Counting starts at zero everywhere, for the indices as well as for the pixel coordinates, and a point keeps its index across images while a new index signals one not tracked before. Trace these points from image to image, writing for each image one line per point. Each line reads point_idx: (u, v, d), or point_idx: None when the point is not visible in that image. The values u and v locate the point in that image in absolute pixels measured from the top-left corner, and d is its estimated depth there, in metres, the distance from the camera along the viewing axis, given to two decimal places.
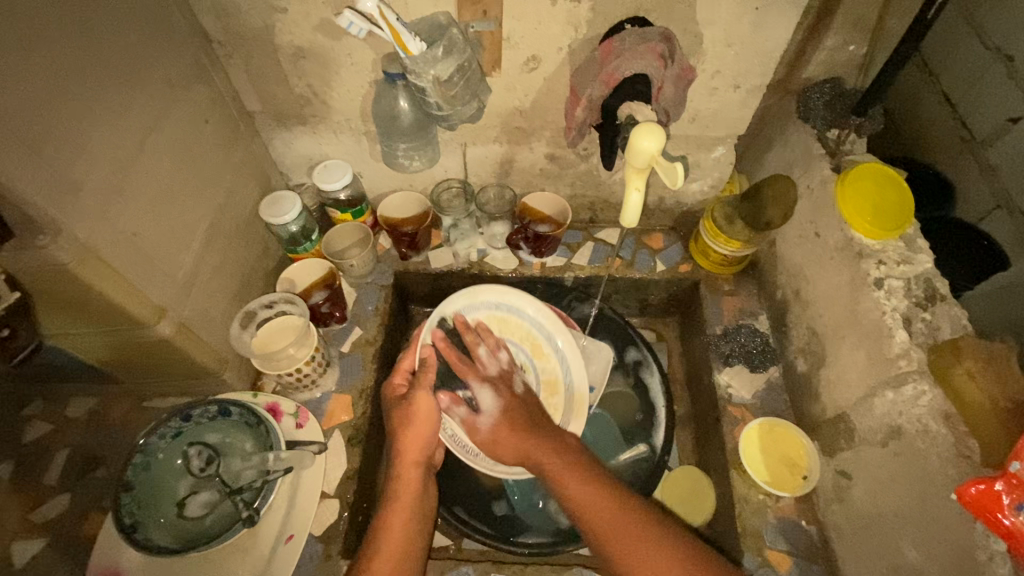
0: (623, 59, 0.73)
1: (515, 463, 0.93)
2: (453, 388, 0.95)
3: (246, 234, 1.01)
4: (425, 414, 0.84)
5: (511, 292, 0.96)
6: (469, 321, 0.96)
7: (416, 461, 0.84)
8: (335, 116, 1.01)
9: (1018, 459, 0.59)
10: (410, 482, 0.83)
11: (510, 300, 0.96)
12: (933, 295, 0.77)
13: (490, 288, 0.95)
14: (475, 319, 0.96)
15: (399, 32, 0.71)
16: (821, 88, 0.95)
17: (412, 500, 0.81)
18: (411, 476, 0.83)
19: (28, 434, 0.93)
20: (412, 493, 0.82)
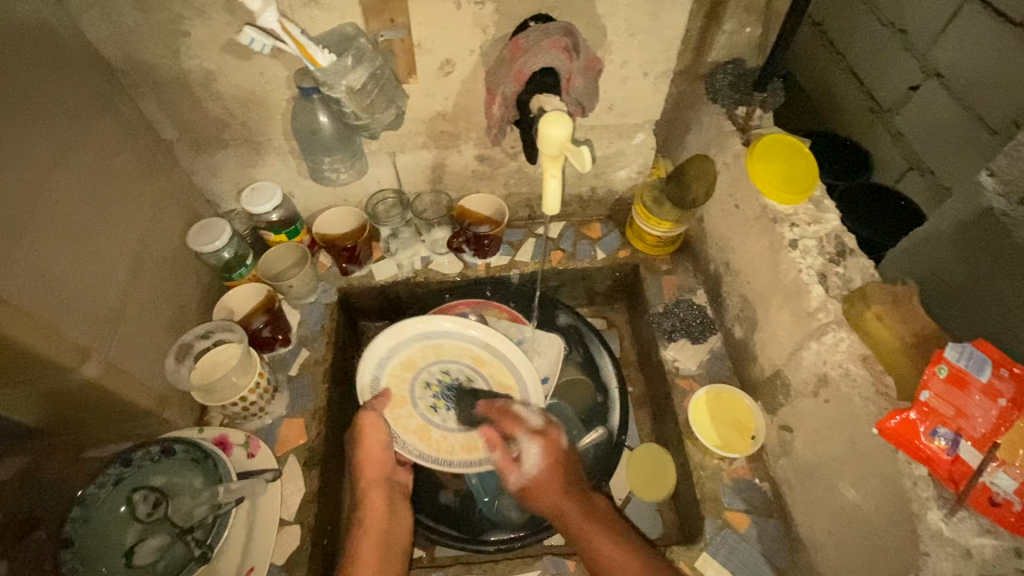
0: (529, 55, 0.75)
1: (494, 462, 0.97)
2: (405, 416, 0.99)
3: (175, 266, 0.98)
4: (371, 433, 0.90)
5: (433, 318, 1.06)
6: (404, 356, 1.04)
7: (377, 480, 0.89)
8: (257, 138, 0.99)
9: (927, 388, 0.65)
10: (376, 502, 0.87)
11: (435, 328, 1.06)
12: (844, 250, 0.82)
13: (413, 320, 1.05)
14: (410, 352, 1.04)
15: (304, 45, 0.71)
16: (725, 70, 1.01)
17: (379, 524, 0.85)
18: (376, 494, 0.88)
19: None
20: (379, 514, 0.87)
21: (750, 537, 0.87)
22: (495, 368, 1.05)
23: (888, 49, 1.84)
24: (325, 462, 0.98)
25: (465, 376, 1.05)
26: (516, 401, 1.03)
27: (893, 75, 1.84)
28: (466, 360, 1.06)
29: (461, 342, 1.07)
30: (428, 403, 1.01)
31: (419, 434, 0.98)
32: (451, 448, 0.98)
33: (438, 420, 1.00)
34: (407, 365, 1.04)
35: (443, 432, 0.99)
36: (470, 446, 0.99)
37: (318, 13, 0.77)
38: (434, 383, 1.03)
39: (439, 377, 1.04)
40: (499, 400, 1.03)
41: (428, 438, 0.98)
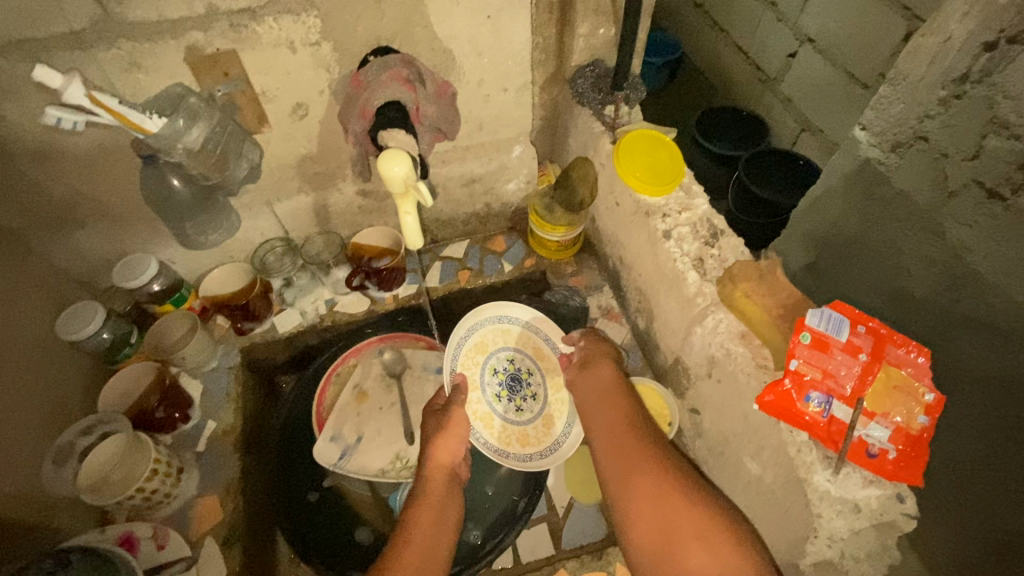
0: (370, 91, 0.75)
1: (549, 450, 0.97)
2: (475, 401, 0.98)
3: (46, 361, 0.90)
4: (455, 422, 0.89)
5: (511, 306, 1.04)
6: (479, 338, 1.01)
7: (444, 467, 0.86)
8: (116, 211, 0.94)
9: (795, 356, 0.68)
10: (437, 487, 0.83)
11: (512, 312, 1.04)
12: (716, 232, 0.85)
13: (491, 306, 1.03)
14: (484, 336, 1.02)
15: (124, 113, 0.68)
16: (586, 72, 1.03)
17: (438, 508, 0.81)
18: (438, 481, 0.84)
19: None
20: (439, 499, 0.82)
21: None
22: (551, 360, 1.04)
23: (764, 23, 1.96)
24: (246, 536, 0.93)
25: (527, 368, 1.04)
26: (567, 397, 1.02)
27: (774, 48, 1.95)
28: (528, 350, 1.04)
29: (529, 329, 1.05)
30: (494, 390, 1.00)
31: (484, 420, 0.97)
32: (508, 439, 0.97)
33: (500, 409, 0.99)
34: (479, 349, 1.01)
35: (503, 422, 0.98)
36: (523, 440, 0.97)
37: (144, 77, 0.73)
38: (502, 370, 1.02)
39: (506, 364, 1.03)
40: (552, 395, 1.02)
41: (490, 427, 0.97)
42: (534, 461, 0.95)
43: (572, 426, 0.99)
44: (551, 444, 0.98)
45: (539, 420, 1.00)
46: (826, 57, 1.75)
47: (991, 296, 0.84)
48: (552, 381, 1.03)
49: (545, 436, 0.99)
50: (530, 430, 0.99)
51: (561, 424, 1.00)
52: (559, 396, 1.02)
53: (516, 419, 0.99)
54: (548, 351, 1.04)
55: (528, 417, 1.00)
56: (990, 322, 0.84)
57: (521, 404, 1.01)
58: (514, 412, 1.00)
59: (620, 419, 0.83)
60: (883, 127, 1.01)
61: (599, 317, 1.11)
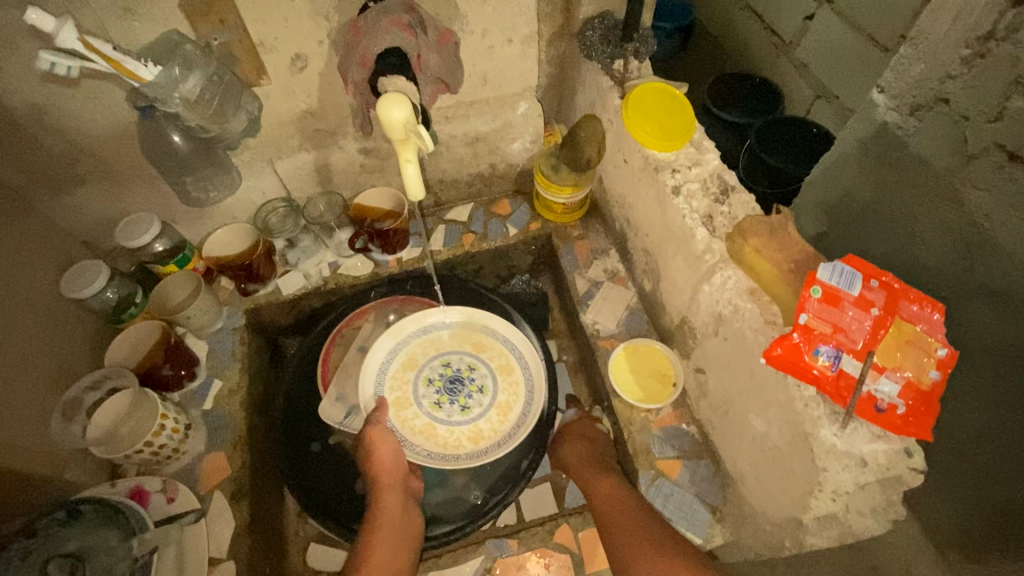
0: (370, 38, 0.72)
1: (501, 443, 0.97)
2: (412, 416, 0.99)
3: (52, 317, 0.91)
4: (381, 441, 0.92)
5: (425, 316, 1.06)
6: (405, 356, 1.04)
7: (391, 483, 0.89)
8: (116, 168, 0.92)
9: (805, 311, 0.66)
10: (390, 503, 0.87)
11: (438, 316, 1.07)
12: (726, 188, 0.83)
13: (403, 322, 1.05)
14: (411, 351, 1.05)
15: (119, 60, 0.67)
16: (594, 24, 0.99)
17: (393, 524, 0.85)
18: (390, 496, 0.88)
19: None
20: (394, 513, 0.86)
21: (684, 482, 0.89)
22: (490, 351, 1.05)
23: None
24: (254, 492, 0.95)
25: (466, 366, 1.04)
26: (513, 381, 1.02)
27: (790, 9, 1.88)
28: (465, 348, 1.06)
29: (458, 328, 1.07)
30: (432, 400, 1.01)
31: (425, 432, 0.98)
32: (457, 442, 0.98)
33: (442, 416, 1.00)
34: (407, 366, 1.04)
35: (448, 427, 0.99)
36: (474, 438, 0.98)
37: (138, 24, 0.71)
38: (437, 378, 1.03)
39: (441, 370, 1.04)
40: (498, 384, 1.02)
41: (432, 436, 0.98)
42: (491, 453, 0.96)
43: (524, 410, 0.99)
44: (508, 431, 0.98)
45: (490, 412, 1.00)
46: (845, 18, 1.68)
47: (1008, 263, 0.78)
48: (495, 369, 1.04)
49: (499, 426, 0.99)
50: (482, 425, 0.99)
51: (515, 409, 1.00)
52: (505, 382, 1.03)
53: (465, 418, 0.99)
54: (486, 341, 1.06)
55: (476, 412, 1.00)
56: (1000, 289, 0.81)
57: (466, 403, 1.01)
58: (459, 413, 1.00)
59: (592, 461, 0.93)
60: (902, 89, 0.94)
61: (604, 281, 1.09)
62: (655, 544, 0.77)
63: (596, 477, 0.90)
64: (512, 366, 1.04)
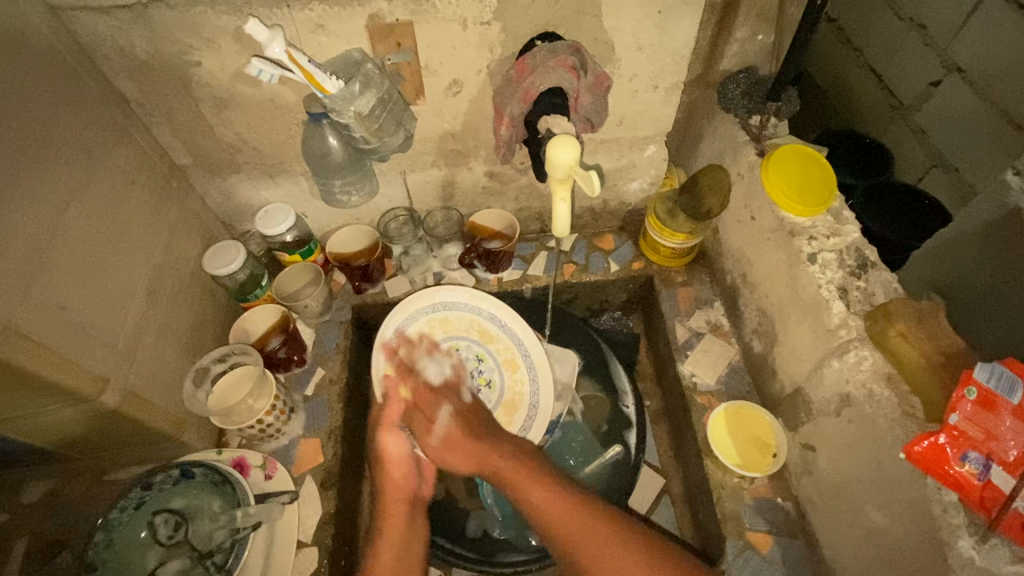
0: (537, 76, 0.75)
1: None
2: None
3: (194, 290, 0.99)
4: (394, 451, 0.87)
5: (439, 292, 1.04)
6: (415, 333, 1.02)
7: (399, 496, 0.86)
8: (268, 161, 1.00)
9: (956, 411, 0.62)
10: (399, 516, 0.84)
11: (446, 297, 1.05)
12: (865, 263, 0.80)
13: (418, 298, 1.02)
14: (420, 330, 1.02)
15: (312, 73, 0.73)
16: (737, 78, 0.99)
17: (405, 535, 0.82)
18: (400, 510, 0.85)
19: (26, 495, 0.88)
20: (405, 526, 0.83)
21: (774, 559, 0.84)
22: (497, 343, 1.04)
23: (905, 42, 1.65)
24: (341, 482, 0.99)
25: (475, 356, 1.04)
26: (518, 377, 1.02)
27: (914, 72, 1.64)
28: (472, 335, 1.05)
29: (467, 313, 1.05)
30: None
31: None
32: None
33: None
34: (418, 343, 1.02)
35: None
36: None
37: (326, 39, 0.78)
38: None
39: None
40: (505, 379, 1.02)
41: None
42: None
43: (527, 417, 0.99)
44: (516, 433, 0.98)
45: (498, 409, 1.00)
46: (977, 90, 1.46)
47: None
48: (502, 363, 1.03)
49: (509, 425, 0.99)
50: None
51: (521, 410, 1.00)
52: (512, 377, 1.02)
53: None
54: (494, 332, 1.05)
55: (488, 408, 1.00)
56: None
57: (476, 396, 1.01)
58: None
59: (511, 466, 0.83)
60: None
61: (706, 332, 1.07)
62: (616, 545, 0.72)
63: (531, 495, 0.79)
64: (516, 356, 1.03)
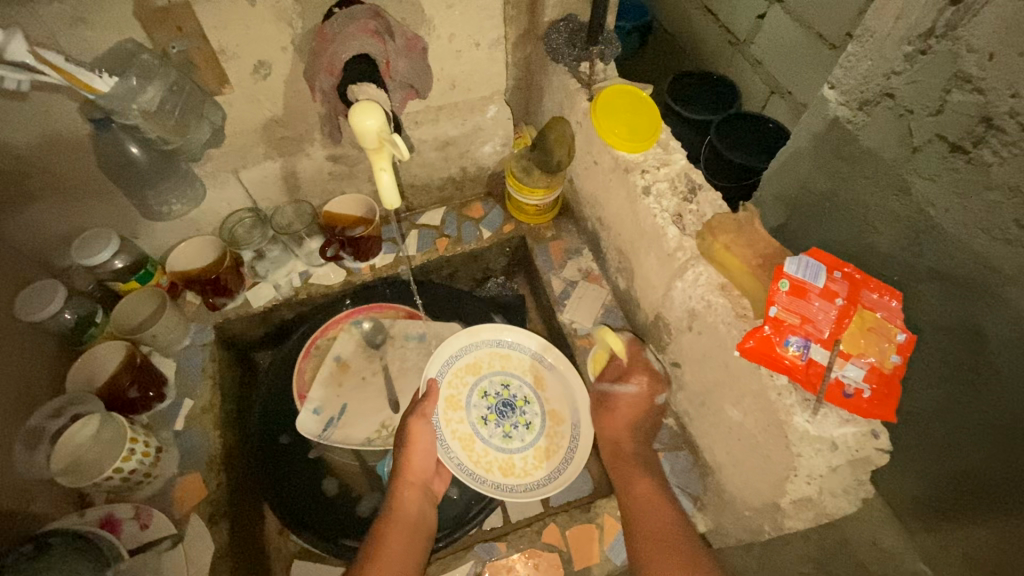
0: (339, 44, 0.71)
1: (533, 484, 0.92)
2: (457, 419, 0.96)
3: (7, 343, 0.86)
4: (419, 440, 0.88)
5: (505, 329, 1.03)
6: (472, 359, 1.01)
7: (413, 481, 0.87)
8: (67, 182, 0.88)
9: (775, 304, 0.68)
10: (408, 501, 0.85)
11: (514, 336, 1.03)
12: (694, 187, 0.85)
13: (487, 328, 1.02)
14: (478, 357, 1.02)
15: (73, 74, 0.64)
16: (561, 26, 1.00)
17: (407, 522, 0.83)
18: (410, 494, 0.86)
19: None
20: (412, 511, 0.84)
21: (665, 473, 0.91)
22: (551, 392, 1.00)
23: None
24: (233, 511, 0.92)
25: (523, 397, 1.00)
26: (561, 432, 0.97)
27: (742, 8, 1.76)
28: (527, 378, 1.01)
29: (528, 356, 1.02)
30: (480, 413, 0.98)
31: (464, 441, 0.95)
32: (488, 464, 0.93)
33: (484, 433, 0.96)
34: (470, 369, 1.00)
35: (485, 447, 0.95)
36: (506, 470, 0.94)
37: (86, 33, 0.68)
38: (492, 395, 1.00)
39: (498, 389, 1.00)
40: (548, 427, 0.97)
41: (470, 448, 0.94)
42: (517, 492, 0.91)
43: (565, 462, 0.94)
44: (538, 479, 0.93)
45: (530, 451, 0.96)
46: (795, 18, 1.60)
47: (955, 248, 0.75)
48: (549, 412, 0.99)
49: (534, 470, 0.94)
50: (517, 461, 0.95)
51: (554, 459, 0.94)
52: (554, 430, 0.97)
53: (503, 446, 0.96)
54: (551, 382, 1.00)
55: (517, 445, 0.96)
56: (957, 277, 0.75)
57: (510, 431, 0.97)
58: (499, 438, 0.96)
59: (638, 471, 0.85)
60: (851, 84, 0.85)
61: (579, 280, 1.11)
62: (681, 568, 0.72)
63: (637, 486, 0.83)
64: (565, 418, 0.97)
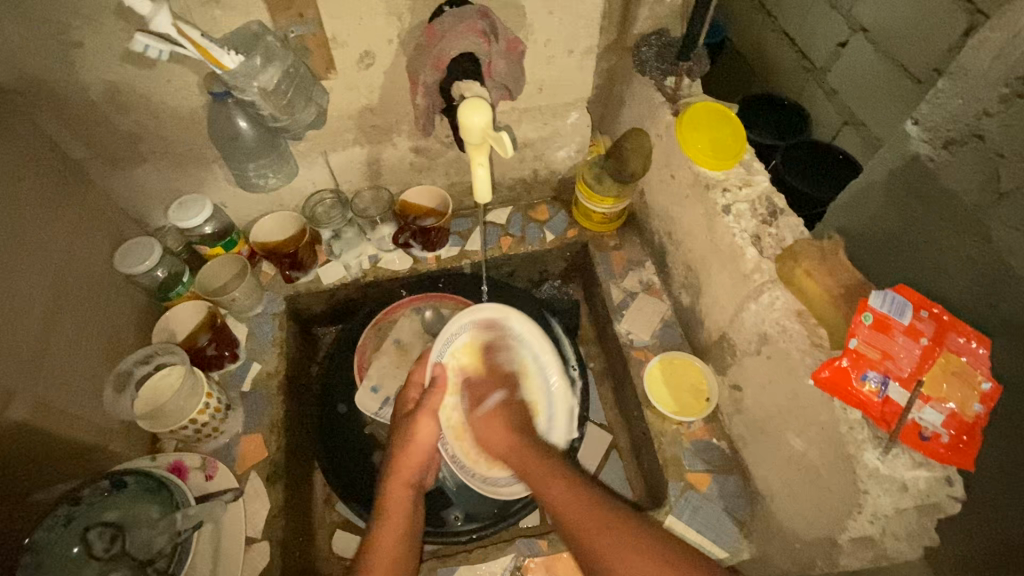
0: (447, 41, 0.75)
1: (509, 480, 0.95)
2: (449, 407, 0.97)
3: (106, 292, 0.93)
4: (423, 436, 0.85)
5: (503, 314, 0.97)
6: (467, 342, 0.96)
7: (408, 480, 0.84)
8: (175, 148, 0.94)
9: (855, 336, 0.68)
10: (400, 500, 0.82)
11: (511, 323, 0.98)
12: (775, 211, 0.85)
13: (487, 310, 0.96)
14: (472, 341, 0.97)
15: (205, 47, 0.68)
16: (650, 40, 1.01)
17: (402, 521, 0.80)
18: (402, 495, 0.83)
19: None
20: (403, 512, 0.81)
21: (712, 495, 0.90)
22: (534, 383, 0.98)
23: (813, 10, 1.72)
24: (289, 474, 0.97)
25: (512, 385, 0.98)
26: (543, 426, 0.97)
27: (823, 33, 1.71)
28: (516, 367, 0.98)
29: (521, 348, 0.98)
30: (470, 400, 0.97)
31: (454, 430, 0.96)
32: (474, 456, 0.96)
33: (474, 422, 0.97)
34: (465, 354, 0.96)
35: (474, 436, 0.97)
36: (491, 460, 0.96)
37: (220, 13, 0.73)
38: None
39: None
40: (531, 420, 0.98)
41: (461, 437, 0.96)
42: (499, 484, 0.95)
43: None
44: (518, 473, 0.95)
45: None
46: (877, 47, 1.54)
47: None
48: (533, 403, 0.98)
49: None
50: None
51: None
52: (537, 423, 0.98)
53: None
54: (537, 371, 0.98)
55: None
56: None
57: None
58: None
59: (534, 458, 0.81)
60: (937, 120, 0.83)
61: (639, 291, 1.11)
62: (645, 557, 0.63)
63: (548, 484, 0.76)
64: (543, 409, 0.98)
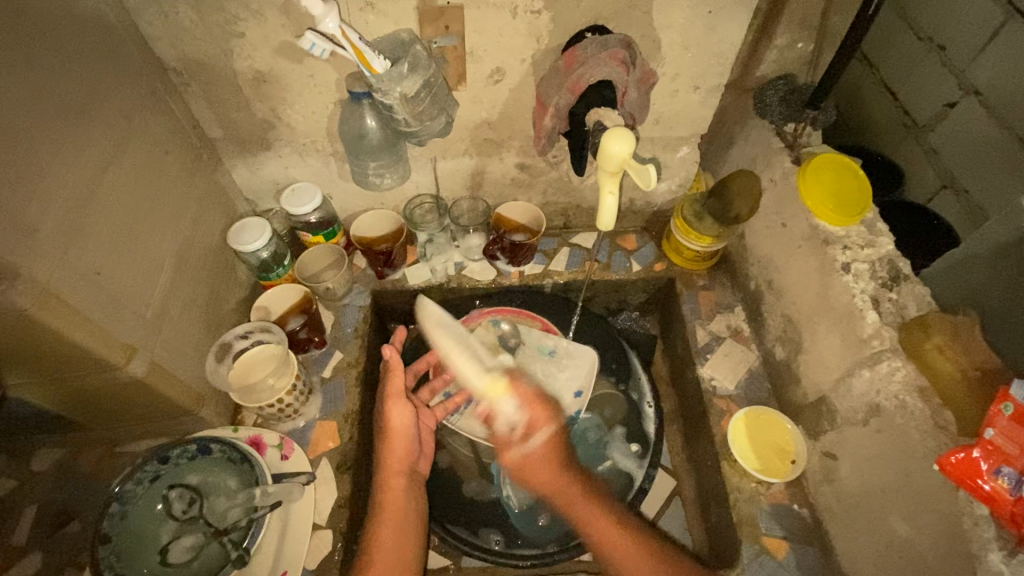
0: (587, 67, 0.78)
1: None
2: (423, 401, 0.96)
3: (218, 264, 0.98)
4: (399, 429, 0.85)
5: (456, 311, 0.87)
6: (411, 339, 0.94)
7: (400, 469, 0.84)
8: (299, 139, 0.99)
9: (992, 426, 0.62)
10: (396, 489, 0.82)
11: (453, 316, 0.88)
12: (898, 275, 0.79)
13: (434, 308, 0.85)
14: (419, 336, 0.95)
15: (362, 51, 0.71)
16: (775, 85, 0.97)
17: (401, 510, 0.80)
18: (398, 483, 0.83)
19: (34, 463, 0.89)
20: (399, 499, 0.82)
21: (789, 565, 0.85)
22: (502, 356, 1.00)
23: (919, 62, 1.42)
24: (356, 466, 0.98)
25: None
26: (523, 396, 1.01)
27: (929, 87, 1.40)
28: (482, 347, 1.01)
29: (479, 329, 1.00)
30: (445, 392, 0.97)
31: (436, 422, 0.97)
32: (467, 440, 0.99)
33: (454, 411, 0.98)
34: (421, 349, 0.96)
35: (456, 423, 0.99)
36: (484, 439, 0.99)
37: (374, 18, 0.77)
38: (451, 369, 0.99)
39: None
40: None
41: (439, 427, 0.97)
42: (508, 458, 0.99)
43: None
44: None
45: None
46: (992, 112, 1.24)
47: None
48: None
49: None
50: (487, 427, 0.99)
51: None
52: None
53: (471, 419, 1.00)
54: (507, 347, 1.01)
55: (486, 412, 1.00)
56: None
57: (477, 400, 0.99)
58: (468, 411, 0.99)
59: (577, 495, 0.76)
60: None
61: (726, 337, 1.07)
62: None
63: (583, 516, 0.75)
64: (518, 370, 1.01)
